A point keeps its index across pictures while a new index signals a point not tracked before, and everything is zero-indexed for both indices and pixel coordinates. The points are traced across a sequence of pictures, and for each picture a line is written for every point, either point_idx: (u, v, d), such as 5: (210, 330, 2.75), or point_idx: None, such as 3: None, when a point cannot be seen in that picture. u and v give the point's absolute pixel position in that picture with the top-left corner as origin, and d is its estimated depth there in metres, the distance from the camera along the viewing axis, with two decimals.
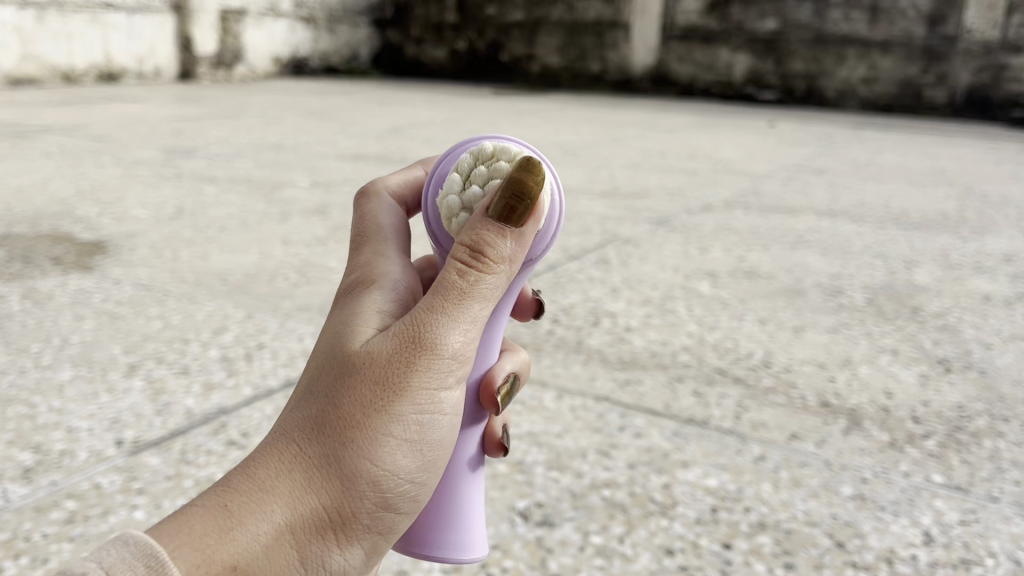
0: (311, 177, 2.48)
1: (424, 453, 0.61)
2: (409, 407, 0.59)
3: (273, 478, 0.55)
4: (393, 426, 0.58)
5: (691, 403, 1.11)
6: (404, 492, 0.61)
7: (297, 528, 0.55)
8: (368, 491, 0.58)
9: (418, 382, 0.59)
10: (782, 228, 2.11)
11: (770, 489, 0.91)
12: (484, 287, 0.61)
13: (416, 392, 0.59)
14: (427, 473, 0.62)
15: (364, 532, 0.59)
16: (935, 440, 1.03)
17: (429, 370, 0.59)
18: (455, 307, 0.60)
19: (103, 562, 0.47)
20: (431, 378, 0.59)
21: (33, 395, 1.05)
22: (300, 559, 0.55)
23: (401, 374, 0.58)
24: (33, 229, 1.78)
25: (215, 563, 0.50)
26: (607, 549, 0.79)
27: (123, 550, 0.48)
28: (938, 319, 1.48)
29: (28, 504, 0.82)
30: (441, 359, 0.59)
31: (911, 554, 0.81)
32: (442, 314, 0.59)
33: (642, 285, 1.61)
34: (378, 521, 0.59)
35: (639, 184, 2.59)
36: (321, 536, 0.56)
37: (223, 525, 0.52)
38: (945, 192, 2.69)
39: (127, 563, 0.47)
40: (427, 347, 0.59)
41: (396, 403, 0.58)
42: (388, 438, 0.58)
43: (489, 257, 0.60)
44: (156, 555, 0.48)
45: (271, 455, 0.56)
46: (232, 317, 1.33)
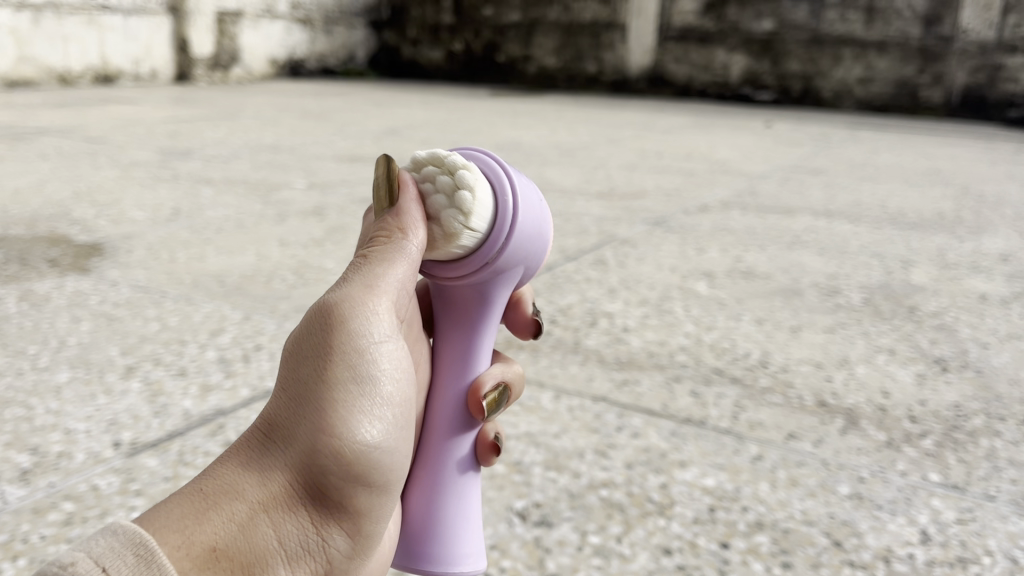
0: (308, 178, 2.48)
1: (385, 418, 0.59)
2: (352, 369, 0.58)
3: (237, 465, 0.56)
4: (336, 389, 0.57)
5: (689, 403, 1.11)
6: (381, 460, 0.58)
7: (268, 506, 0.55)
8: (331, 461, 0.56)
9: (343, 341, 0.58)
10: (779, 229, 2.11)
11: (767, 489, 0.91)
12: (383, 256, 0.63)
13: (351, 352, 0.58)
14: (397, 440, 0.60)
15: (341, 508, 0.57)
16: (931, 439, 1.03)
17: (356, 330, 0.59)
18: (364, 276, 0.62)
19: (91, 551, 0.48)
20: (363, 338, 0.59)
21: (30, 396, 1.05)
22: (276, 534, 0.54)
23: (330, 339, 0.58)
24: (30, 230, 1.78)
25: (195, 545, 0.50)
26: (605, 549, 0.79)
27: (112, 538, 0.48)
28: (935, 319, 1.48)
29: (25, 506, 0.82)
30: (364, 317, 0.60)
31: (908, 552, 0.81)
32: (354, 286, 0.61)
33: (639, 286, 1.61)
34: (356, 495, 0.57)
35: (636, 184, 2.59)
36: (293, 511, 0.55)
37: (193, 510, 0.52)
38: (942, 192, 2.69)
39: (117, 552, 0.48)
40: (346, 309, 0.59)
41: (336, 368, 0.58)
42: (336, 402, 0.57)
43: (381, 238, 0.64)
44: (144, 542, 0.48)
45: (236, 446, 0.57)
46: (230, 318, 1.34)
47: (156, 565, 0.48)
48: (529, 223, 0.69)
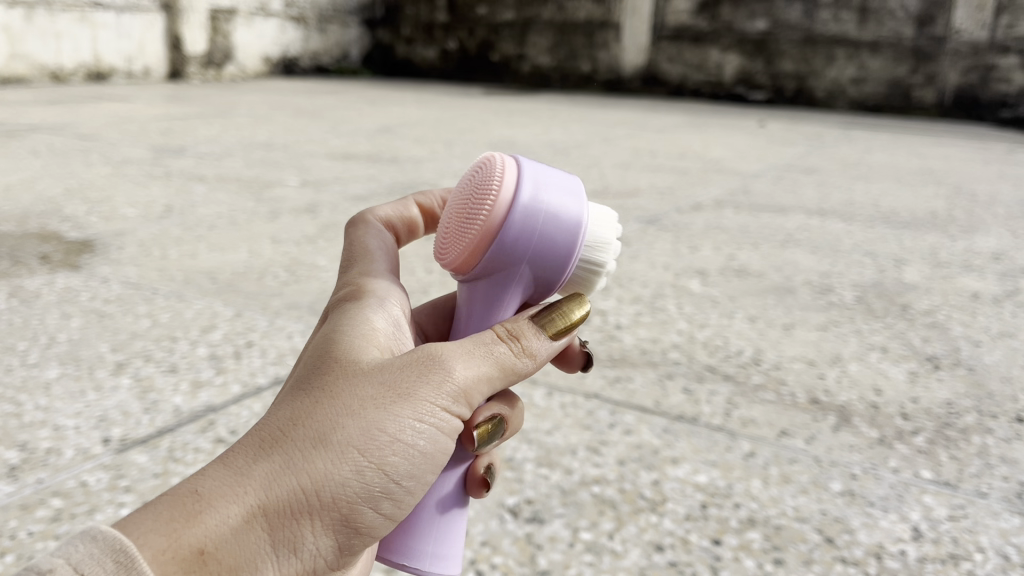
0: (300, 176, 2.47)
1: (411, 460, 0.59)
2: (405, 410, 0.58)
3: (251, 464, 0.53)
4: (383, 426, 0.57)
5: (681, 401, 1.11)
6: (386, 494, 0.58)
7: (271, 515, 0.52)
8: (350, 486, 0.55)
9: (417, 392, 0.58)
10: (772, 228, 2.11)
11: (759, 486, 0.91)
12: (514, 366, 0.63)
13: (416, 398, 0.58)
14: (408, 481, 0.60)
15: (338, 529, 0.56)
16: (923, 437, 1.04)
17: (436, 384, 0.59)
18: (466, 346, 0.62)
19: (71, 557, 0.45)
20: (436, 396, 0.59)
21: (19, 393, 1.04)
22: (273, 543, 0.52)
23: (403, 378, 0.58)
24: (20, 227, 1.77)
25: (183, 546, 0.48)
26: (597, 546, 0.79)
27: (92, 545, 0.46)
28: (927, 317, 1.48)
29: (14, 502, 0.81)
30: (449, 375, 0.60)
31: (900, 549, 0.81)
32: (453, 347, 0.61)
33: (633, 284, 1.61)
34: (355, 519, 0.57)
35: (630, 183, 2.59)
36: (299, 523, 0.53)
37: (192, 506, 0.49)
38: (934, 192, 2.70)
39: (102, 559, 0.45)
40: (434, 366, 0.60)
41: (392, 404, 0.57)
42: (375, 435, 0.56)
43: (521, 345, 0.64)
44: (126, 549, 0.46)
45: (254, 441, 0.54)
46: (221, 316, 1.33)
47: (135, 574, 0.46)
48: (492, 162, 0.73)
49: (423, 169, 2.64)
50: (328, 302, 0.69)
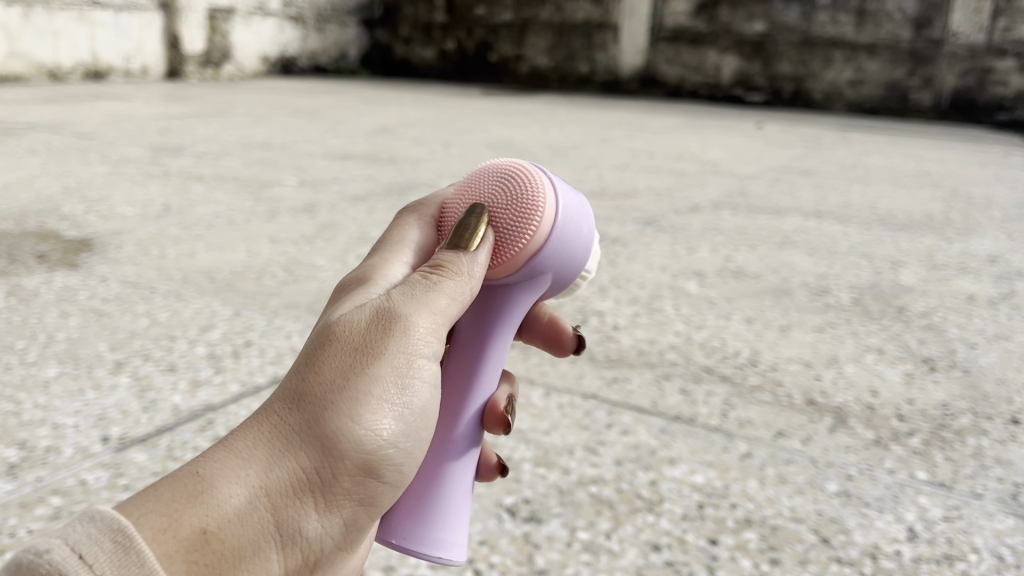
0: (298, 176, 2.47)
1: (405, 419, 0.57)
2: (386, 370, 0.55)
3: (248, 445, 0.50)
4: (373, 387, 0.54)
5: (678, 401, 1.12)
6: (387, 458, 0.56)
7: (273, 492, 0.50)
8: (350, 453, 0.53)
9: (394, 346, 0.55)
10: (769, 229, 2.12)
11: (755, 486, 0.91)
12: (448, 287, 0.60)
13: (392, 355, 0.55)
14: (406, 442, 0.58)
15: (345, 499, 0.54)
16: (919, 438, 1.04)
17: (401, 335, 0.56)
18: (423, 292, 0.58)
19: (67, 536, 0.42)
20: (409, 346, 0.56)
21: (19, 391, 1.04)
22: (279, 522, 0.50)
23: (374, 337, 0.55)
24: (19, 226, 1.77)
25: (183, 527, 0.45)
26: (594, 545, 0.79)
27: (88, 526, 0.43)
28: (923, 319, 1.49)
29: (13, 500, 0.81)
30: (416, 328, 0.57)
31: (895, 549, 0.81)
32: (404, 293, 0.58)
33: (630, 285, 1.62)
34: (359, 488, 0.55)
35: (628, 184, 2.60)
36: (303, 500, 0.51)
37: (193, 488, 0.47)
38: (930, 194, 2.71)
39: (94, 539, 0.42)
40: (404, 322, 0.56)
41: (372, 365, 0.54)
42: (369, 398, 0.54)
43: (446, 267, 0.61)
44: (124, 529, 0.43)
45: (247, 423, 0.52)
46: (220, 315, 1.33)
47: (135, 553, 0.43)
48: (519, 167, 0.70)
49: (422, 170, 2.65)
50: (340, 282, 0.64)
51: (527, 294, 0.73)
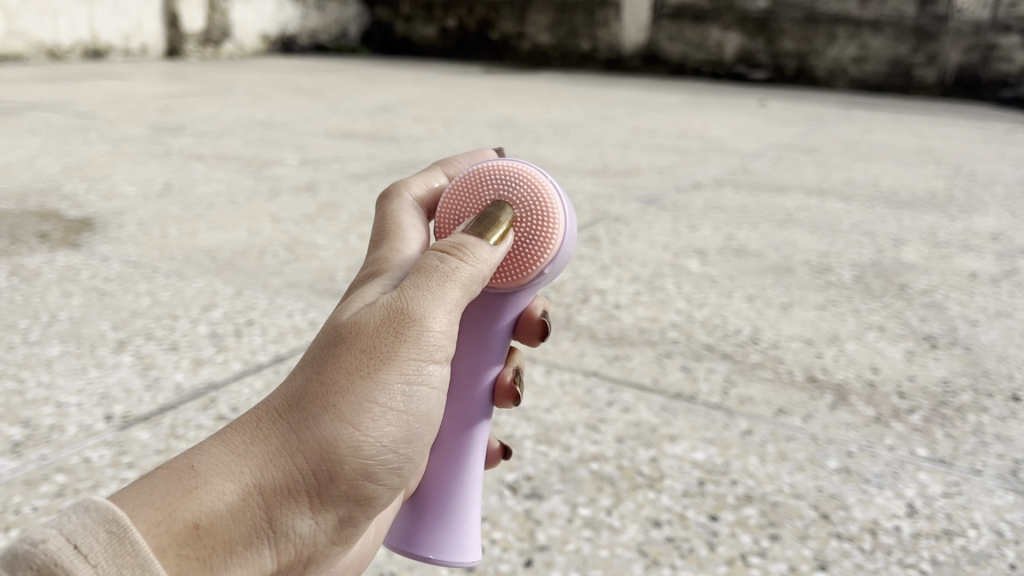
0: (299, 155, 2.47)
1: (409, 422, 0.57)
2: (395, 377, 0.54)
3: (248, 443, 0.50)
4: (379, 393, 0.53)
5: (679, 379, 1.12)
6: (386, 462, 0.56)
7: (268, 491, 0.50)
8: (349, 456, 0.53)
9: (404, 353, 0.55)
10: (770, 207, 2.11)
11: (756, 463, 0.91)
12: (462, 274, 0.58)
13: (402, 366, 0.55)
14: (410, 447, 0.58)
15: (342, 499, 0.54)
16: (919, 415, 1.04)
17: (413, 343, 0.55)
18: (434, 286, 0.56)
19: (61, 528, 0.42)
20: (420, 353, 0.55)
21: (21, 369, 1.05)
22: (273, 520, 0.50)
23: (383, 344, 0.54)
24: (20, 205, 1.77)
25: (177, 520, 0.46)
26: (595, 521, 0.80)
27: (83, 515, 0.43)
28: (925, 296, 1.49)
29: (17, 478, 0.82)
30: (434, 340, 0.56)
31: (895, 525, 0.82)
32: (420, 293, 0.56)
33: (632, 263, 1.61)
34: (358, 489, 0.55)
35: (630, 162, 2.59)
36: (299, 501, 0.51)
37: (190, 483, 0.47)
38: (933, 171, 2.70)
39: (88, 529, 0.42)
40: (426, 334, 0.55)
41: (381, 371, 0.53)
42: (374, 404, 0.53)
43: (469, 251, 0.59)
44: (119, 520, 0.43)
45: (250, 417, 0.52)
46: (221, 294, 1.33)
47: (130, 543, 0.43)
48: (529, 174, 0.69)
49: (423, 148, 2.64)
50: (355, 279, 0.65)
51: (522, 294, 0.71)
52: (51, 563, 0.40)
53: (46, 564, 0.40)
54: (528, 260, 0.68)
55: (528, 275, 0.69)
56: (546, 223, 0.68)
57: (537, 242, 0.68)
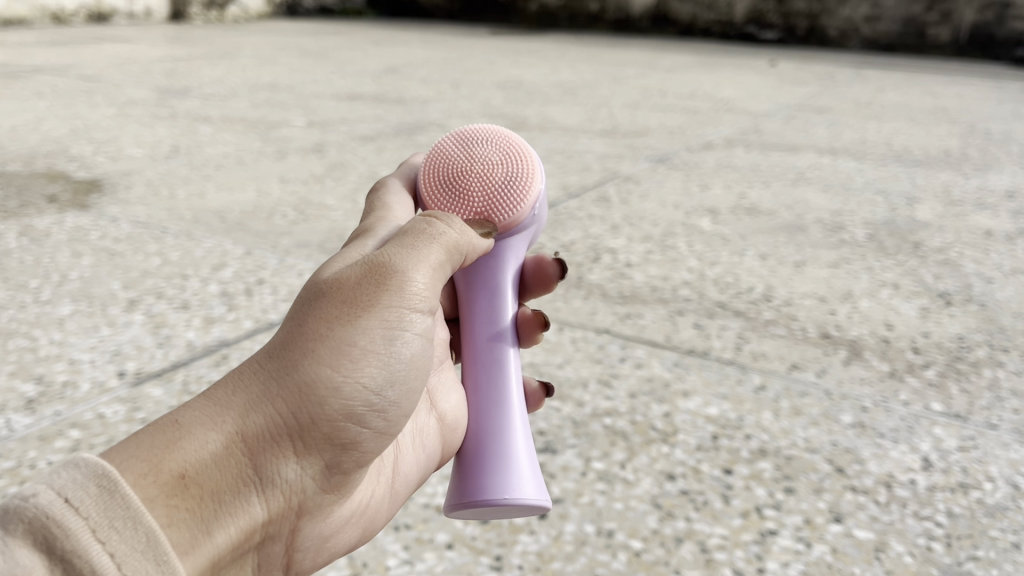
0: (306, 116, 2.45)
1: (395, 368, 0.56)
2: (375, 324, 0.54)
3: (229, 393, 0.50)
4: (360, 338, 0.53)
5: (692, 336, 1.11)
6: (373, 407, 0.55)
7: (253, 439, 0.50)
8: (333, 400, 0.52)
9: (386, 302, 0.54)
10: (783, 166, 2.09)
11: (770, 418, 0.91)
12: (444, 234, 0.59)
13: (383, 312, 0.54)
14: (399, 393, 0.57)
15: (329, 444, 0.54)
16: (934, 370, 1.04)
17: (395, 294, 0.55)
18: (415, 242, 0.57)
19: (52, 482, 0.43)
20: (404, 302, 0.55)
21: (33, 328, 1.05)
22: (260, 469, 0.50)
23: (364, 294, 0.54)
24: (28, 167, 1.76)
25: (163, 471, 0.46)
26: (609, 475, 0.80)
27: (73, 471, 0.44)
28: (939, 254, 1.47)
29: (32, 433, 0.82)
30: (417, 289, 0.56)
31: (910, 478, 0.81)
32: (400, 247, 0.56)
33: (643, 222, 1.60)
34: (344, 433, 0.54)
35: (639, 122, 2.56)
36: (282, 447, 0.51)
37: (171, 436, 0.47)
38: (947, 130, 2.67)
39: (78, 484, 0.43)
40: (408, 280, 0.55)
41: (361, 319, 0.53)
42: (355, 348, 0.53)
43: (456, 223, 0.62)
44: (108, 474, 0.44)
45: (232, 369, 0.51)
46: (231, 254, 1.33)
47: (119, 496, 0.44)
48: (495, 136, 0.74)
49: (430, 110, 2.61)
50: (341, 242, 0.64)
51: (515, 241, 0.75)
52: (44, 516, 0.42)
53: (38, 516, 0.41)
54: (514, 202, 0.71)
55: (517, 215, 0.72)
56: (524, 172, 0.73)
57: (520, 186, 0.72)
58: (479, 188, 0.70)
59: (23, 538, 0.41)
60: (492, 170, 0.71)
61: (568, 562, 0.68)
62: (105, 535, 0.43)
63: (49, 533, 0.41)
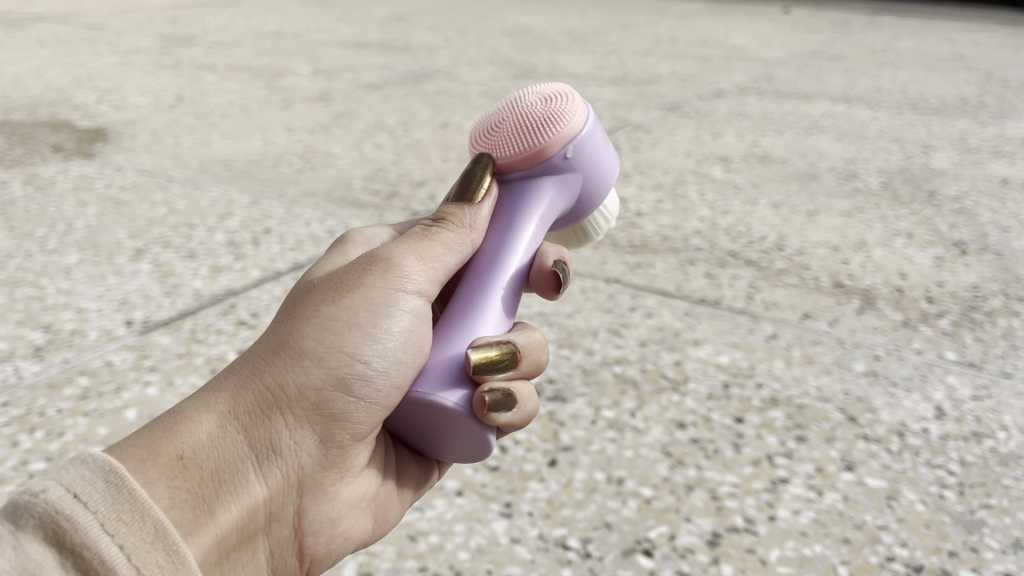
0: (312, 65, 2.42)
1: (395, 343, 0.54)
2: (365, 300, 0.53)
3: (219, 382, 0.50)
4: (348, 315, 0.52)
5: (703, 285, 1.10)
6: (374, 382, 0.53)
7: (246, 418, 0.49)
8: (324, 372, 0.51)
9: (374, 283, 0.54)
10: (796, 114, 2.05)
11: (782, 366, 0.90)
12: (447, 236, 0.58)
13: (366, 290, 0.53)
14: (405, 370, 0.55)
15: (329, 421, 0.52)
16: (948, 319, 1.03)
17: (384, 276, 0.54)
18: (405, 237, 0.57)
19: (61, 479, 0.42)
20: (395, 283, 0.54)
21: (40, 277, 1.04)
22: (253, 444, 0.49)
23: (349, 278, 0.54)
24: (32, 116, 1.75)
25: (160, 454, 0.45)
26: (619, 423, 0.79)
27: (81, 467, 0.42)
28: (955, 203, 1.45)
29: (41, 381, 0.82)
30: (402, 266, 0.55)
31: (923, 427, 0.81)
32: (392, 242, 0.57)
33: (654, 171, 1.58)
34: (344, 410, 0.52)
35: (650, 70, 2.52)
36: (274, 421, 0.50)
37: (166, 424, 0.47)
38: (964, 78, 2.62)
39: (86, 480, 0.42)
40: (389, 258, 0.55)
41: (348, 298, 0.53)
42: (344, 324, 0.52)
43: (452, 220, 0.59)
44: (116, 470, 0.43)
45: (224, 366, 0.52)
46: (238, 203, 1.32)
47: (128, 490, 0.42)
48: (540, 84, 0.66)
49: (437, 58, 2.57)
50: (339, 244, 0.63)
51: (549, 186, 0.62)
52: (54, 511, 0.40)
53: (48, 511, 0.40)
54: (538, 135, 0.61)
55: (544, 149, 0.61)
56: (561, 108, 0.62)
57: (550, 121, 0.61)
58: (503, 123, 0.62)
59: (34, 532, 0.40)
60: (519, 110, 0.62)
61: (578, 509, 0.68)
62: (114, 528, 0.41)
63: (59, 527, 0.40)
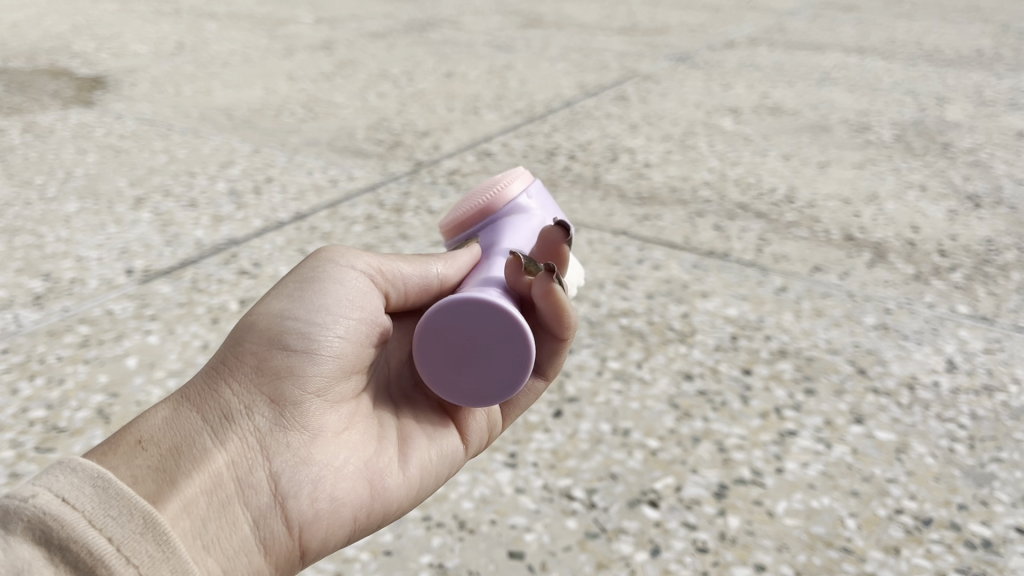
0: (314, 13, 2.37)
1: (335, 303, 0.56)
2: (293, 281, 0.57)
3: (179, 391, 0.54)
4: (274, 292, 0.56)
5: (712, 237, 1.08)
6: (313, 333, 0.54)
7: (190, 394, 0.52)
8: (252, 334, 0.54)
9: (302, 269, 0.58)
10: (807, 66, 2.01)
11: (791, 319, 0.89)
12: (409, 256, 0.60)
13: (296, 274, 0.57)
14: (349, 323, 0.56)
15: (272, 377, 0.53)
16: (961, 273, 1.01)
17: (313, 262, 0.58)
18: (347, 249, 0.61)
19: (50, 484, 0.41)
20: (324, 262, 0.58)
21: (40, 225, 1.03)
22: (204, 416, 0.51)
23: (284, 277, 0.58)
24: (30, 63, 1.72)
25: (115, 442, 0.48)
26: (625, 375, 0.78)
27: (70, 475, 0.42)
28: (969, 155, 1.42)
29: (41, 329, 0.81)
30: (335, 254, 0.58)
31: (933, 380, 0.79)
32: None
33: (663, 122, 1.55)
34: (285, 363, 0.54)
35: (659, 20, 2.47)
36: (219, 391, 0.52)
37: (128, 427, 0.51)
38: (980, 29, 2.56)
39: (73, 484, 0.41)
40: (323, 252, 0.59)
41: (277, 285, 0.57)
42: (271, 299, 0.56)
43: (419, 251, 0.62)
44: (105, 476, 0.42)
45: None
46: (239, 152, 1.30)
47: (112, 485, 0.42)
48: None
49: (441, 6, 2.52)
50: None
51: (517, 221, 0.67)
52: (43, 513, 0.39)
53: (36, 514, 0.39)
54: (495, 186, 0.68)
55: (504, 191, 0.68)
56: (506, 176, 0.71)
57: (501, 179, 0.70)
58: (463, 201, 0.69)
59: (24, 535, 0.39)
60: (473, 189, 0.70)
61: (583, 460, 0.67)
62: (102, 523, 0.40)
63: (49, 528, 0.39)
